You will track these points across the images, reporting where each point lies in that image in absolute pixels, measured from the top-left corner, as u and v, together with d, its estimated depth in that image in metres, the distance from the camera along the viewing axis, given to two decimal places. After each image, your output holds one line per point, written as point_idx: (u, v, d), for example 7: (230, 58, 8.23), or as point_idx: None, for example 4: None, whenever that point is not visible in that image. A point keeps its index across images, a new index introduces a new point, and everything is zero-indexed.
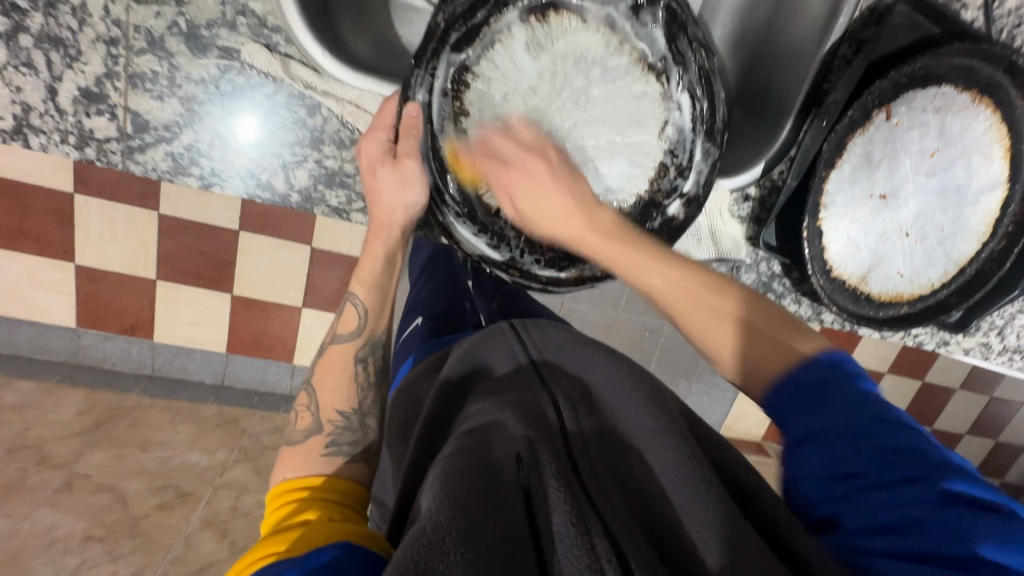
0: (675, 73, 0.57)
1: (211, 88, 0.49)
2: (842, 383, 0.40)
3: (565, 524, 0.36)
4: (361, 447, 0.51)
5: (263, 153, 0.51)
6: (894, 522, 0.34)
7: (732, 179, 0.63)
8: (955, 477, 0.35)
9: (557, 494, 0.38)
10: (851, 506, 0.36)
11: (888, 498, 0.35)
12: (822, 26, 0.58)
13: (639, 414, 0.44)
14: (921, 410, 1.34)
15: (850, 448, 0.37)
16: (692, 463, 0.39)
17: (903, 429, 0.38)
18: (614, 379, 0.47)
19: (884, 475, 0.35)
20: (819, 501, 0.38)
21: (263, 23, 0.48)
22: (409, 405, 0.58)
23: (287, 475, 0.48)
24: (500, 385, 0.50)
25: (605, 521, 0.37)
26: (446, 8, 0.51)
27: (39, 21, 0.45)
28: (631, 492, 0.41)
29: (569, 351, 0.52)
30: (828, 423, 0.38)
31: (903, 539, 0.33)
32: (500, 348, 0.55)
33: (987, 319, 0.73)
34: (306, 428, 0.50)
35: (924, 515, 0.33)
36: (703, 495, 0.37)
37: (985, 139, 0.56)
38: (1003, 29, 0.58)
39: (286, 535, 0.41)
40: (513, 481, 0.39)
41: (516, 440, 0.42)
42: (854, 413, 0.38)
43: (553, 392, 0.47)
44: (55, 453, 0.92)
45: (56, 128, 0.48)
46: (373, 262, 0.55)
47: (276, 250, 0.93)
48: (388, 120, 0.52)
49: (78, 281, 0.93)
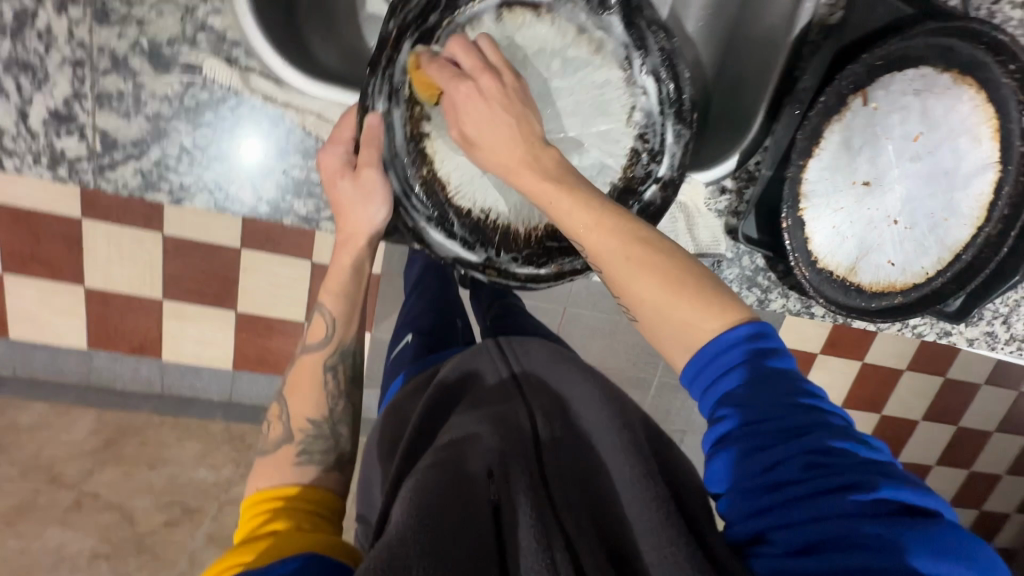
0: (637, 58, 0.56)
1: (176, 104, 0.50)
2: (767, 380, 0.39)
3: (528, 538, 0.34)
4: (334, 456, 0.51)
5: (230, 167, 0.52)
6: (821, 537, 0.33)
7: (707, 171, 0.61)
8: (884, 477, 0.34)
9: (524, 508, 0.36)
10: (776, 519, 0.35)
11: (814, 509, 0.34)
12: (789, 12, 0.56)
13: (608, 431, 0.42)
14: (946, 407, 1.29)
15: (775, 456, 0.36)
16: (646, 481, 0.37)
17: (829, 429, 0.37)
18: (592, 393, 0.45)
19: (811, 484, 0.34)
20: (751, 513, 0.36)
21: (223, 38, 0.49)
22: (396, 423, 0.56)
23: (260, 485, 0.48)
24: (481, 400, 0.49)
25: (568, 536, 0.35)
26: (398, 15, 0.51)
27: (7, 47, 0.46)
28: (601, 505, 0.39)
29: (549, 366, 0.50)
30: (756, 426, 0.38)
31: (823, 553, 0.32)
32: (484, 361, 0.53)
33: (989, 307, 0.70)
34: (278, 438, 0.51)
35: (850, 526, 0.32)
36: (655, 511, 0.35)
37: (973, 119, 0.56)
38: (981, 6, 0.56)
39: (254, 546, 0.40)
40: (483, 496, 0.38)
41: (489, 453, 0.41)
42: (780, 414, 0.38)
43: (531, 406, 0.45)
44: (66, 472, 0.94)
45: (29, 149, 0.49)
46: (340, 272, 0.56)
47: (278, 266, 0.94)
48: (348, 134, 0.53)
49: (88, 303, 0.96)
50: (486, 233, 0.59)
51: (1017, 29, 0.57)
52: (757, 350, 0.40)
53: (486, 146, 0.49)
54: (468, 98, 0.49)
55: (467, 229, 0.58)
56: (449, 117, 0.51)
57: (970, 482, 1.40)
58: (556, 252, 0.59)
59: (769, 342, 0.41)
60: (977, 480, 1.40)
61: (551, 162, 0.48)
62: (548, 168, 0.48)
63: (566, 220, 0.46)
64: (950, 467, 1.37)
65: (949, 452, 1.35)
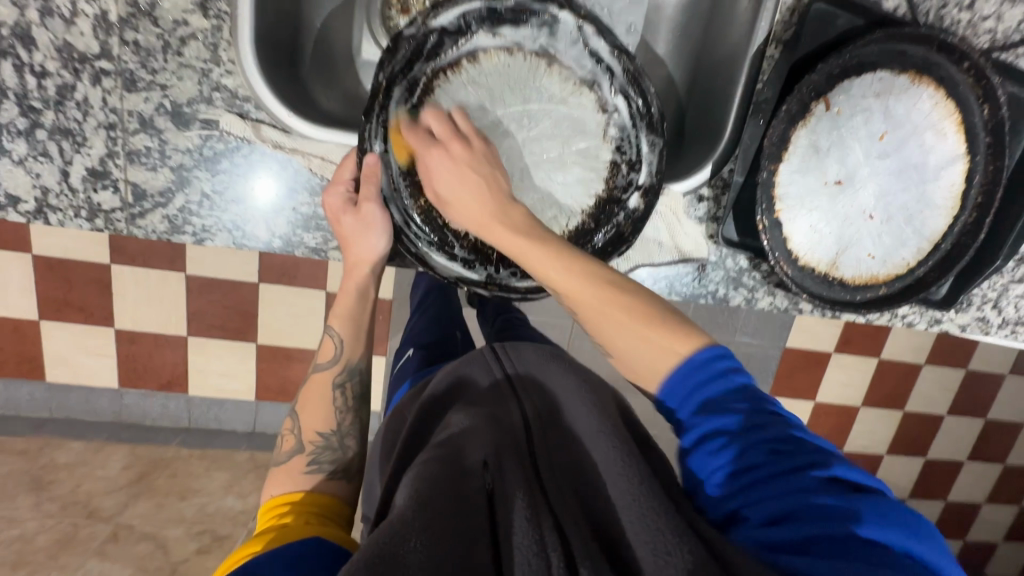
0: (605, 81, 0.61)
1: (197, 156, 0.56)
2: (729, 390, 0.45)
3: (521, 520, 0.38)
4: (339, 466, 0.56)
5: (247, 208, 0.58)
6: (789, 510, 0.37)
7: (682, 182, 0.64)
8: (836, 462, 0.40)
9: (518, 499, 0.40)
10: (751, 500, 0.39)
11: (783, 486, 0.39)
12: (747, 30, 0.61)
13: (589, 416, 0.47)
14: (970, 400, 1.28)
15: (744, 445, 0.41)
16: (629, 459, 0.42)
17: (787, 427, 0.43)
18: (575, 387, 0.51)
19: (777, 466, 0.40)
20: (727, 495, 0.41)
21: (235, 95, 0.55)
22: (395, 427, 0.60)
23: (273, 492, 0.52)
24: (479, 398, 0.53)
25: (558, 518, 0.40)
26: (386, 67, 0.55)
27: (51, 117, 0.53)
28: (587, 490, 0.43)
29: (538, 364, 0.56)
30: (722, 422, 0.43)
31: (792, 523, 0.36)
32: (476, 365, 0.58)
33: (977, 293, 0.72)
34: (290, 449, 0.56)
35: (813, 500, 0.37)
36: (637, 485, 0.40)
37: (936, 116, 0.61)
38: (929, 10, 0.61)
39: (260, 538, 0.45)
40: (479, 485, 0.42)
41: (484, 447, 0.45)
42: (743, 412, 0.43)
43: (523, 403, 0.51)
44: (103, 506, 0.98)
45: (70, 205, 0.55)
46: (348, 298, 0.62)
47: (295, 298, 1.00)
48: (348, 173, 0.58)
49: (119, 344, 1.02)
50: (484, 252, 0.63)
51: (966, 30, 0.62)
52: (724, 366, 0.46)
53: (455, 202, 0.57)
54: (441, 164, 0.57)
55: (466, 249, 0.63)
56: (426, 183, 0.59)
57: (1003, 477, 1.37)
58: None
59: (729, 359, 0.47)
60: (1011, 474, 1.37)
61: (520, 218, 0.55)
62: (519, 225, 0.54)
63: (536, 267, 0.52)
64: (981, 462, 1.35)
65: (977, 448, 1.33)
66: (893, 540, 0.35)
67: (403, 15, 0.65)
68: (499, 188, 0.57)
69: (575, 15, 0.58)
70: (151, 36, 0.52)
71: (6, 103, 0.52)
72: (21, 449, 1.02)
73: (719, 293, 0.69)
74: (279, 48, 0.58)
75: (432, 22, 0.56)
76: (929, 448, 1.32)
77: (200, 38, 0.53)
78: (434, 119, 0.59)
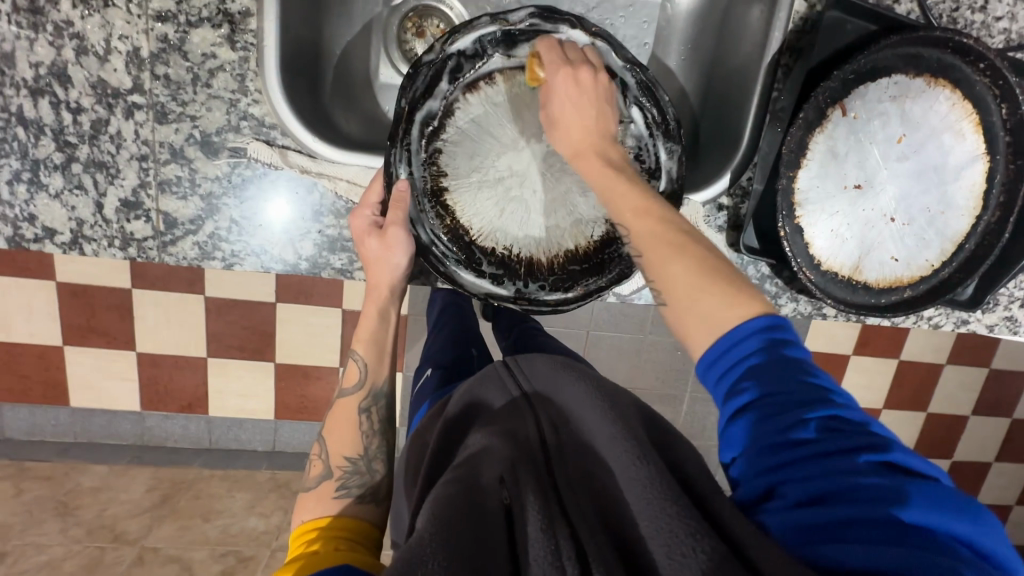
0: (617, 93, 0.61)
1: (225, 183, 0.57)
2: (784, 357, 0.42)
3: (535, 529, 0.41)
4: (367, 491, 0.57)
5: (275, 232, 0.59)
6: (828, 492, 0.36)
7: (701, 193, 0.64)
8: (884, 445, 0.39)
9: (531, 503, 0.43)
10: (786, 479, 0.38)
11: (825, 467, 0.37)
12: (761, 40, 0.61)
13: (601, 423, 0.48)
14: (997, 400, 1.26)
15: (788, 421, 0.40)
16: (641, 462, 0.43)
17: (838, 403, 0.41)
18: (582, 395, 0.53)
19: (821, 446, 0.38)
20: (760, 477, 0.40)
21: (261, 123, 0.57)
22: (417, 452, 0.60)
23: (304, 518, 0.54)
24: (495, 416, 0.55)
25: (574, 524, 0.42)
26: (408, 93, 0.58)
27: (86, 151, 0.54)
28: (602, 493, 0.45)
29: (550, 377, 0.57)
30: (770, 393, 0.41)
31: (832, 505, 0.36)
32: (494, 386, 0.59)
33: (1003, 292, 0.71)
34: (319, 474, 0.57)
35: (856, 481, 0.36)
36: (649, 489, 0.41)
37: (953, 117, 0.61)
38: (942, 13, 0.61)
39: (292, 563, 0.47)
40: (495, 502, 0.44)
41: (498, 464, 0.47)
42: (792, 383, 0.41)
43: (539, 419, 0.53)
44: (128, 530, 0.99)
45: (104, 235, 0.57)
46: (369, 322, 0.63)
47: (313, 316, 1.01)
48: (375, 198, 0.59)
49: (141, 367, 1.04)
50: (512, 266, 0.64)
51: (980, 30, 0.62)
52: (779, 335, 0.43)
53: (564, 128, 0.58)
54: (565, 84, 0.56)
55: (494, 265, 0.64)
56: (545, 102, 0.58)
57: None
58: (579, 276, 0.64)
59: (788, 331, 0.44)
60: None
61: (616, 156, 0.56)
62: (613, 160, 0.56)
63: (616, 203, 0.53)
64: (1012, 463, 1.32)
65: (1006, 448, 1.30)
66: (940, 523, 0.34)
67: (419, 39, 0.69)
68: (607, 128, 0.57)
69: (586, 34, 0.59)
70: (181, 69, 0.54)
71: (44, 139, 0.54)
72: (47, 475, 1.03)
73: None
74: (301, 75, 0.59)
75: (449, 47, 0.57)
76: (956, 449, 1.30)
77: (228, 70, 0.55)
78: (570, 47, 0.58)
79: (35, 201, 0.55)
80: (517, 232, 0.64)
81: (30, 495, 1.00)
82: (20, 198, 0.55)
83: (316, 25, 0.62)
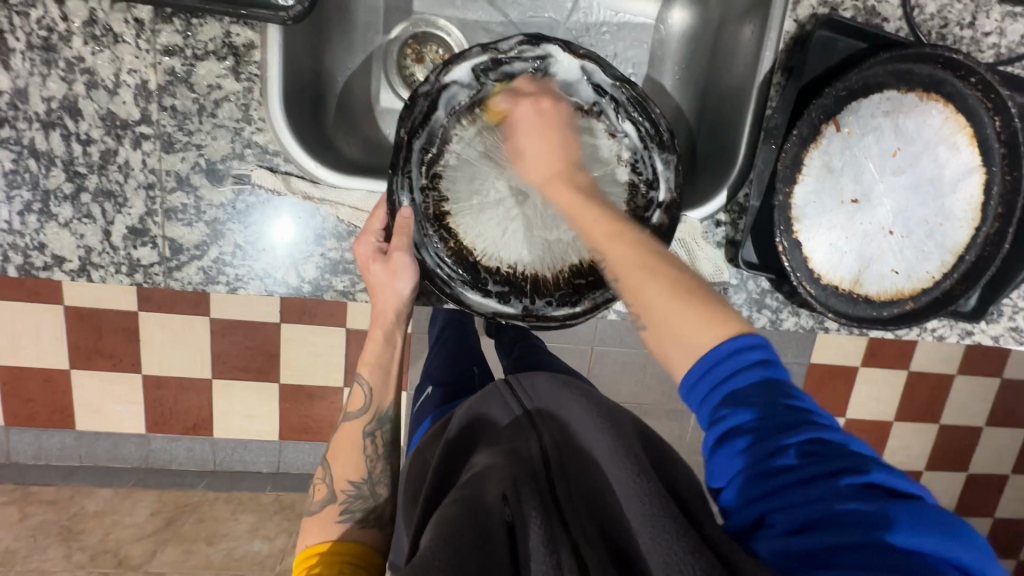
0: (611, 110, 0.63)
1: (230, 209, 0.58)
2: (761, 381, 0.43)
3: (538, 547, 0.41)
4: (372, 514, 0.59)
5: (278, 256, 0.60)
6: (813, 518, 0.36)
7: (699, 210, 0.65)
8: (868, 466, 0.38)
9: (534, 521, 0.43)
10: (774, 507, 0.38)
11: (810, 492, 0.37)
12: (752, 61, 0.63)
13: (603, 440, 0.49)
14: (1010, 410, 1.24)
15: (770, 447, 0.40)
16: (642, 480, 0.43)
17: (820, 424, 0.41)
18: (585, 412, 0.53)
19: (805, 471, 0.38)
20: (749, 503, 0.40)
21: (265, 150, 0.58)
22: (418, 473, 0.60)
23: (307, 542, 0.57)
24: (500, 437, 0.55)
25: (574, 540, 0.42)
26: (406, 123, 0.59)
27: (95, 180, 0.56)
28: (603, 515, 0.45)
29: (552, 395, 0.57)
30: (749, 420, 0.42)
31: (819, 531, 0.35)
32: (495, 405, 0.59)
33: (1006, 302, 0.71)
34: (322, 499, 0.59)
35: (841, 506, 0.36)
36: (652, 509, 0.41)
37: (947, 130, 0.61)
38: (931, 31, 0.62)
39: None
40: (498, 520, 0.44)
41: (503, 480, 0.47)
42: (771, 408, 0.42)
43: (541, 437, 0.52)
44: (132, 554, 0.99)
45: (111, 262, 0.58)
46: (374, 346, 0.63)
47: (317, 336, 1.02)
48: (378, 224, 0.60)
49: (146, 389, 1.04)
50: (517, 284, 0.65)
51: (970, 46, 0.63)
52: (755, 358, 0.44)
53: (532, 159, 0.61)
54: (529, 118, 0.60)
55: (499, 284, 0.64)
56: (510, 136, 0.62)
57: None
58: (586, 289, 0.64)
59: (766, 350, 0.44)
60: None
61: (582, 181, 0.59)
62: (579, 184, 0.58)
63: (589, 226, 0.55)
64: None
65: (1021, 460, 1.28)
66: (924, 545, 0.34)
67: (418, 64, 0.71)
68: (570, 153, 0.60)
69: (576, 57, 0.60)
70: (187, 100, 0.56)
71: (54, 170, 0.55)
72: (52, 498, 1.03)
73: (743, 316, 0.69)
74: (304, 103, 0.61)
75: (445, 77, 0.59)
76: (970, 462, 1.27)
77: (232, 100, 0.56)
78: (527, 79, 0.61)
79: (45, 230, 0.56)
80: (519, 251, 0.65)
81: (35, 519, 1.01)
82: (31, 227, 0.56)
83: (317, 54, 0.64)
